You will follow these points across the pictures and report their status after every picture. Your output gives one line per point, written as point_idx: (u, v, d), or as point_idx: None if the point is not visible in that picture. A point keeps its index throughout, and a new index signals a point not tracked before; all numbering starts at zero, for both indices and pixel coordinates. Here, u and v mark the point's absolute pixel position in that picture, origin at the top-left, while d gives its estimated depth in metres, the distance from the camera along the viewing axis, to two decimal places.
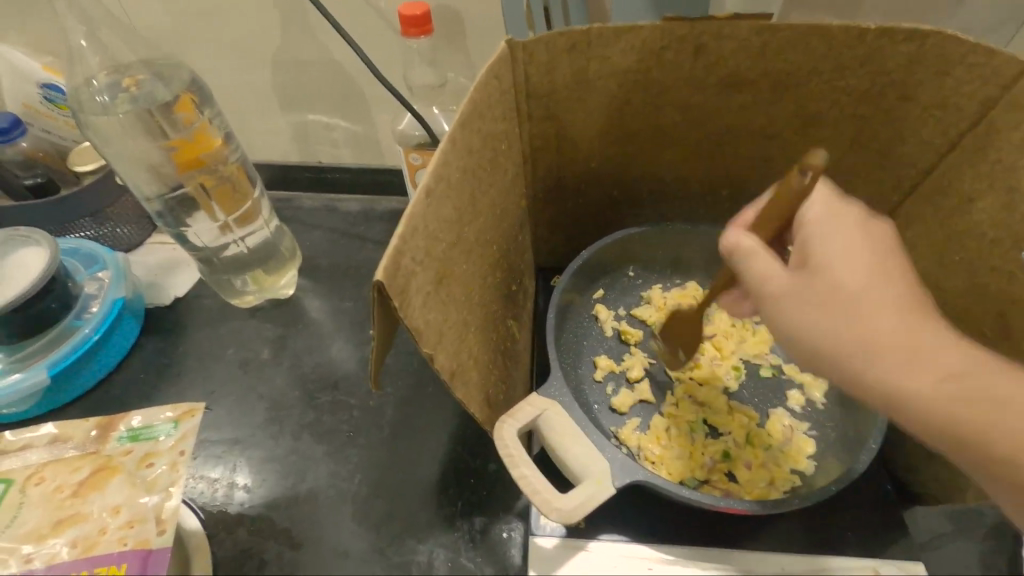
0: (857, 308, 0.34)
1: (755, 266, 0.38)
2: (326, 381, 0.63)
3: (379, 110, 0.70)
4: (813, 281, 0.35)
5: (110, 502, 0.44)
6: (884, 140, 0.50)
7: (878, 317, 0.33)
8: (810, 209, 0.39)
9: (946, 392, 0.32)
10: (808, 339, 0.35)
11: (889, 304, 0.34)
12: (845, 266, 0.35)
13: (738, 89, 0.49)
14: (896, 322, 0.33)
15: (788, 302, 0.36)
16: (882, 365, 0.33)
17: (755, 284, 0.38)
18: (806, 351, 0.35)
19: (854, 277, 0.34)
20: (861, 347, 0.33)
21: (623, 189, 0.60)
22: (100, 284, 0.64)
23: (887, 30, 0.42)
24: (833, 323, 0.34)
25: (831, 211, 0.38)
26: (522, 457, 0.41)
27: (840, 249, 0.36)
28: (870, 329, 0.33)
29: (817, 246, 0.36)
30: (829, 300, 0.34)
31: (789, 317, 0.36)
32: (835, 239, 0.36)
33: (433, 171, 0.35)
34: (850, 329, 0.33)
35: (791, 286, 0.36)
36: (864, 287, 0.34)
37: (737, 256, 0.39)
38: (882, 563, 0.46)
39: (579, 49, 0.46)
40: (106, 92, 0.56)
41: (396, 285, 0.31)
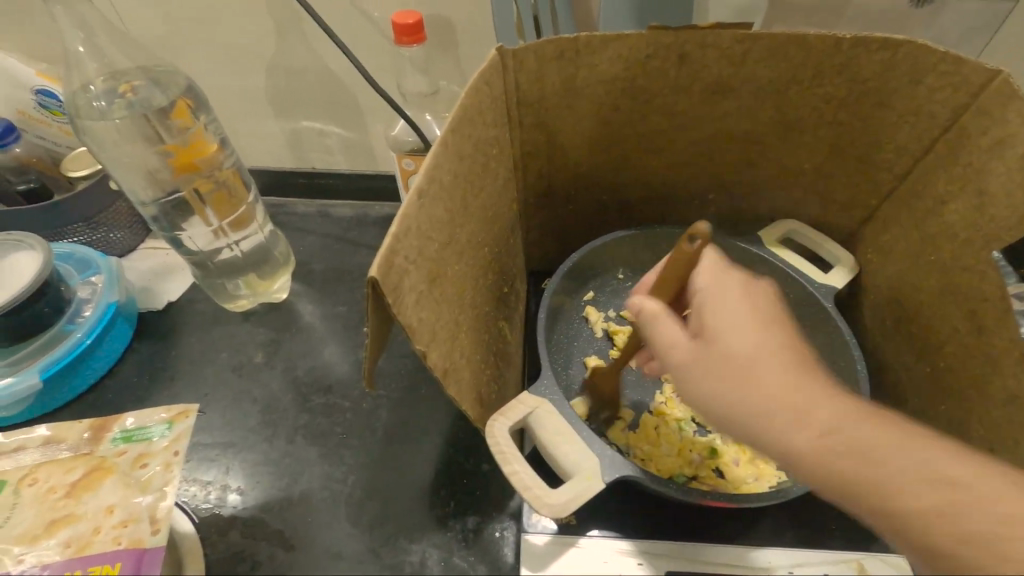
0: (750, 372, 0.33)
1: (660, 333, 0.38)
2: (320, 384, 0.64)
3: (372, 116, 0.71)
4: (708, 350, 0.35)
5: (104, 502, 0.45)
6: (863, 145, 0.51)
7: (765, 381, 0.33)
8: (702, 276, 0.39)
9: (855, 464, 0.32)
10: (720, 406, 0.34)
11: (773, 369, 0.33)
12: (735, 332, 0.35)
13: (721, 97, 0.50)
14: (781, 379, 0.33)
15: (692, 375, 0.35)
16: (776, 433, 0.32)
17: (660, 350, 0.38)
18: (716, 416, 0.34)
19: (745, 338, 0.34)
20: (754, 411, 0.33)
21: (612, 194, 0.61)
22: (94, 288, 0.65)
23: (862, 40, 0.44)
24: (734, 393, 0.33)
25: (716, 275, 0.39)
26: (513, 454, 0.42)
27: (728, 313, 0.36)
28: (762, 391, 0.33)
29: (708, 313, 0.36)
30: (728, 371, 0.34)
31: (692, 384, 0.35)
32: (721, 302, 0.37)
33: (425, 173, 0.36)
34: (742, 397, 0.33)
35: (692, 353, 0.36)
36: (737, 348, 0.34)
37: (644, 322, 0.39)
38: (867, 556, 0.47)
39: (567, 57, 0.47)
40: (103, 98, 0.56)
41: (390, 282, 0.32)
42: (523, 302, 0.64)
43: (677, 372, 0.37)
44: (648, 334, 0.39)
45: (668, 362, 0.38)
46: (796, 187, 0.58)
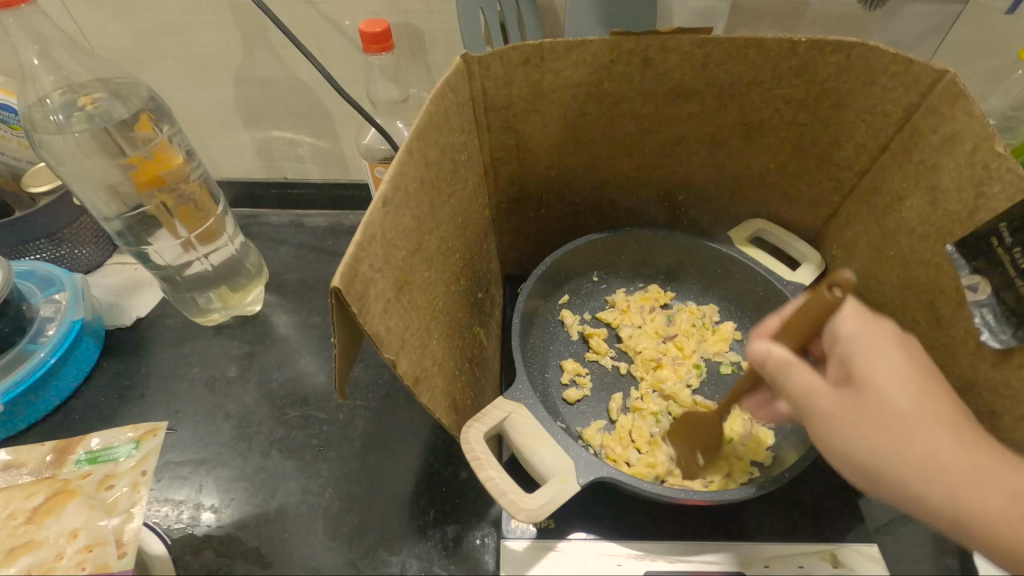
0: (902, 429, 0.34)
1: (794, 381, 0.37)
2: (295, 396, 0.63)
3: (343, 124, 0.71)
4: (863, 403, 0.35)
5: (67, 527, 0.43)
6: (825, 145, 0.53)
7: (934, 437, 0.34)
8: (847, 324, 0.37)
9: (956, 502, 0.34)
10: (869, 458, 0.35)
11: (937, 426, 0.34)
12: (902, 390, 0.35)
13: (685, 100, 0.51)
14: (951, 439, 0.34)
15: (833, 427, 0.35)
16: (959, 487, 0.34)
17: (794, 398, 0.37)
18: (856, 468, 0.36)
19: (900, 395, 0.35)
20: (919, 467, 0.34)
21: (583, 198, 0.62)
22: (57, 306, 0.63)
23: (817, 42, 0.45)
24: (897, 446, 0.34)
25: (864, 324, 0.37)
26: (488, 459, 0.42)
27: (885, 368, 0.35)
28: (917, 447, 0.34)
29: (861, 364, 0.36)
30: (882, 425, 0.34)
31: (845, 440, 0.35)
32: (879, 358, 0.36)
33: (389, 181, 0.36)
34: (906, 453, 0.34)
35: (839, 405, 0.35)
36: (918, 414, 0.34)
37: (769, 366, 0.38)
38: (840, 546, 0.49)
39: (532, 64, 0.48)
40: (60, 111, 0.55)
41: (355, 291, 0.32)
42: (499, 307, 0.64)
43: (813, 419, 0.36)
44: (778, 380, 0.38)
45: (799, 407, 0.37)
46: (763, 187, 0.59)
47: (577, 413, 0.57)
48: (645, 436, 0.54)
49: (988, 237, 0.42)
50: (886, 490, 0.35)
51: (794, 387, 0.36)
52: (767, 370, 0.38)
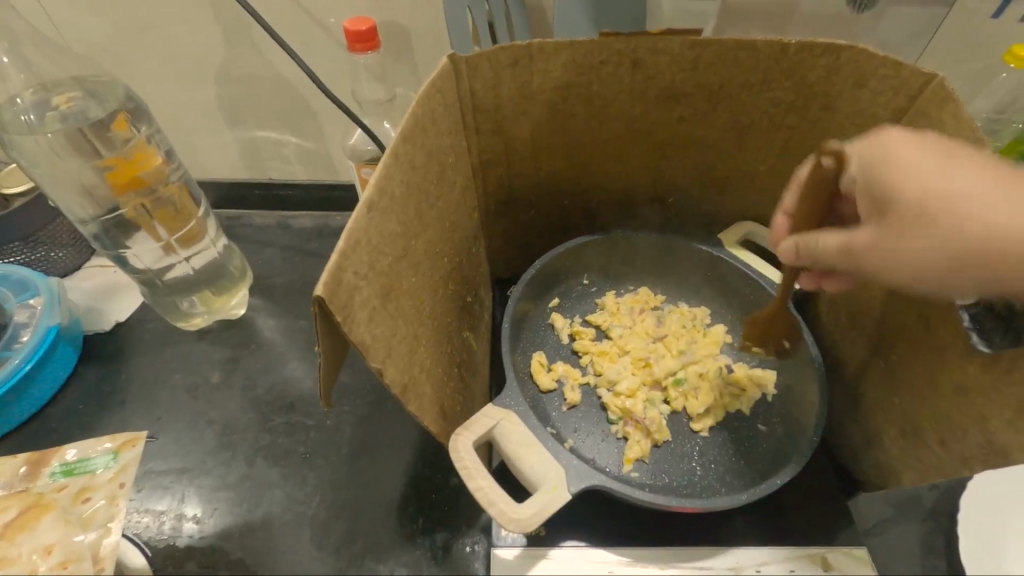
0: (931, 221, 0.35)
1: (821, 242, 0.41)
2: (280, 402, 0.61)
3: (329, 125, 0.70)
4: (896, 216, 0.36)
5: (41, 542, 0.41)
6: (814, 147, 0.53)
7: (974, 211, 0.34)
8: (869, 150, 0.38)
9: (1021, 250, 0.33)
10: (911, 247, 0.36)
11: (965, 191, 0.34)
12: (962, 196, 0.34)
13: (676, 101, 0.51)
14: (1009, 208, 0.34)
15: (877, 250, 0.38)
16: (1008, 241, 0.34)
17: (837, 263, 0.41)
18: (914, 280, 0.37)
19: (937, 185, 0.35)
20: (999, 247, 0.34)
21: (574, 199, 0.61)
22: (32, 311, 0.60)
23: (806, 45, 0.45)
24: (962, 217, 0.34)
25: (886, 148, 0.37)
26: (477, 469, 0.41)
27: (905, 163, 0.36)
28: (987, 221, 0.34)
29: (886, 185, 0.37)
30: (911, 220, 0.36)
31: (896, 241, 0.37)
32: (903, 170, 0.36)
33: (374, 185, 0.35)
34: (946, 231, 0.34)
35: (869, 238, 0.38)
36: (1002, 201, 0.34)
37: (802, 255, 0.43)
38: (830, 550, 0.48)
39: (521, 64, 0.47)
40: (32, 111, 0.53)
41: (339, 300, 0.31)
42: (489, 310, 0.64)
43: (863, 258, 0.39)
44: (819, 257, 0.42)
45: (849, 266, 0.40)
46: (754, 189, 0.59)
47: (568, 418, 0.56)
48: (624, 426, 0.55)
49: None
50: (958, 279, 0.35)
51: (823, 244, 0.41)
52: (805, 252, 0.42)
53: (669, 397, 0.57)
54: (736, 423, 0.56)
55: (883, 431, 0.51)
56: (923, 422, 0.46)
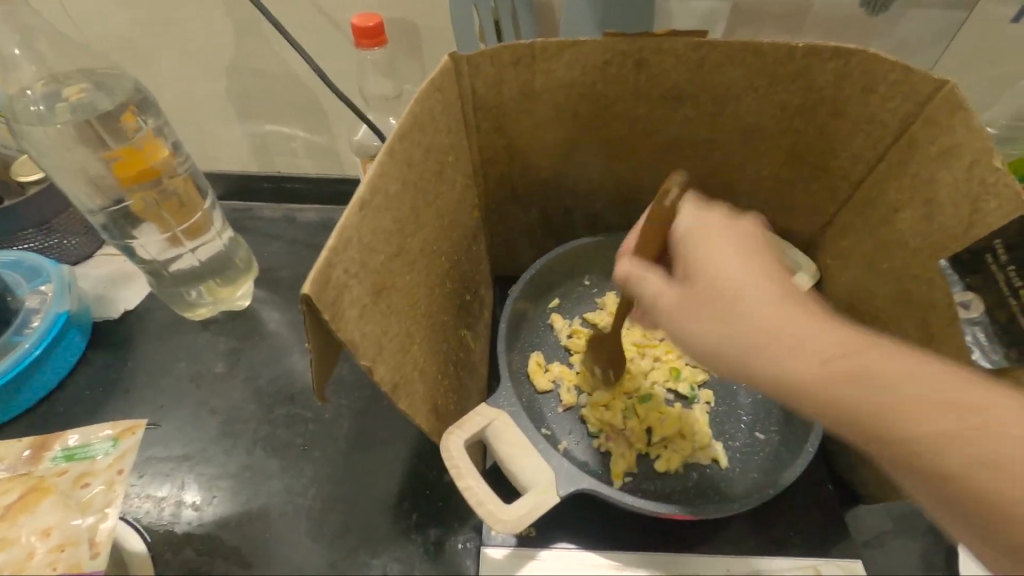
0: (734, 300, 0.33)
1: (645, 286, 0.38)
2: (282, 394, 0.62)
3: (336, 120, 0.70)
4: (694, 289, 0.35)
5: (40, 525, 0.43)
6: (821, 152, 0.51)
7: (762, 299, 0.33)
8: (685, 219, 0.40)
9: (780, 374, 0.31)
10: (724, 351, 0.33)
11: (770, 292, 0.33)
12: (719, 262, 0.35)
13: (680, 103, 0.50)
14: (774, 304, 0.32)
15: (678, 312, 0.35)
16: (770, 351, 0.31)
17: (650, 304, 0.38)
18: (707, 343, 0.34)
19: (736, 288, 0.33)
20: (785, 344, 0.31)
21: (576, 199, 0.61)
22: (43, 298, 0.62)
23: (813, 48, 0.44)
24: (755, 304, 0.33)
25: (699, 217, 0.39)
26: (468, 468, 0.41)
27: (709, 252, 0.36)
28: (754, 339, 0.32)
29: (698, 255, 0.36)
30: (716, 303, 0.34)
31: (707, 340, 0.33)
32: (704, 241, 0.37)
33: (368, 183, 0.35)
34: (737, 330, 0.32)
35: (677, 299, 0.36)
36: (751, 290, 0.33)
37: (630, 286, 0.39)
38: (824, 562, 0.48)
39: (523, 63, 0.46)
40: (42, 102, 0.54)
41: (328, 298, 0.31)
42: (489, 309, 0.63)
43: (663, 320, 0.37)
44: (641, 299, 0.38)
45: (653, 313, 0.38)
46: (760, 195, 0.58)
47: (565, 420, 0.56)
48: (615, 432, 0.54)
49: (982, 255, 0.40)
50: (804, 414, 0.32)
51: (642, 290, 0.38)
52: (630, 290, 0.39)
53: (637, 410, 0.55)
54: (730, 431, 0.56)
55: None
56: None
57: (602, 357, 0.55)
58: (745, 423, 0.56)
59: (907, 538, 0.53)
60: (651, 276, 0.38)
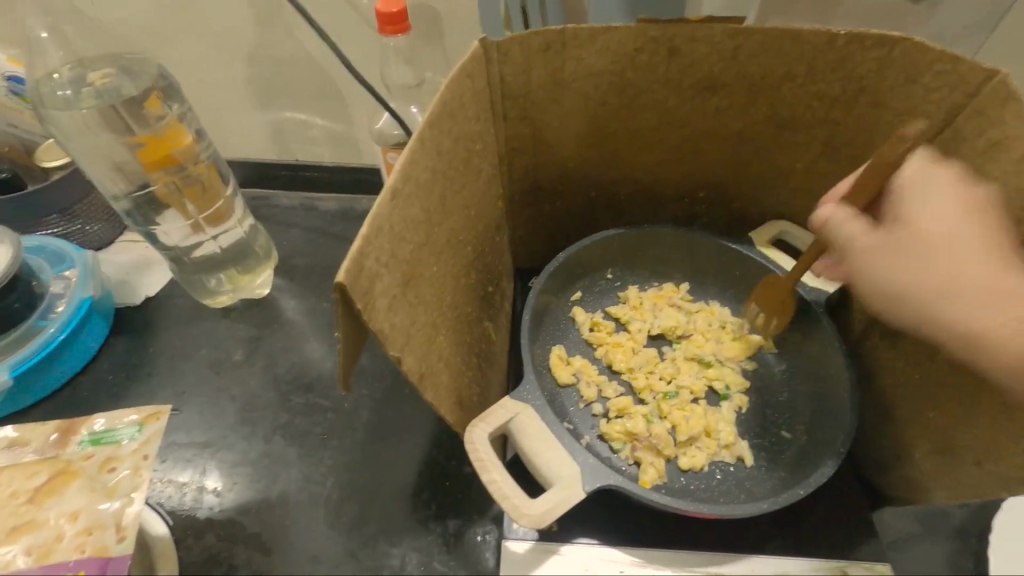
0: (939, 255, 0.38)
1: (841, 229, 0.42)
2: (300, 382, 0.62)
3: (357, 108, 0.69)
4: (901, 237, 0.40)
5: (68, 508, 0.43)
6: (858, 145, 0.50)
7: (961, 260, 0.37)
8: (906, 173, 0.42)
9: (986, 327, 0.36)
10: (912, 297, 0.39)
11: (978, 254, 0.37)
12: (936, 218, 0.39)
13: (714, 93, 0.49)
14: (984, 270, 0.37)
15: (874, 258, 0.40)
16: (980, 307, 0.36)
17: (840, 245, 0.43)
18: (892, 281, 0.39)
19: (950, 241, 0.38)
20: (1011, 303, 0.36)
21: (601, 190, 0.60)
22: (67, 283, 0.62)
23: (857, 35, 0.42)
24: (964, 264, 0.37)
25: (926, 172, 0.41)
26: (492, 461, 0.41)
27: (940, 204, 0.39)
28: (963, 291, 0.37)
29: (928, 202, 0.40)
30: (917, 255, 0.39)
31: (901, 285, 0.39)
32: (931, 195, 0.40)
33: (399, 170, 0.35)
34: (932, 281, 0.38)
35: (877, 240, 0.41)
36: (962, 247, 0.38)
37: (823, 224, 0.44)
38: (851, 563, 0.47)
39: (553, 50, 0.45)
40: (68, 87, 0.54)
41: (360, 287, 0.31)
42: (509, 301, 0.63)
43: (853, 259, 0.42)
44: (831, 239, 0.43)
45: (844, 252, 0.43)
46: (791, 189, 0.56)
47: (586, 414, 0.55)
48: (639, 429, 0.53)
49: None
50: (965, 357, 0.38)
51: (841, 233, 0.42)
52: (828, 234, 0.44)
53: (661, 410, 0.55)
54: (758, 429, 0.55)
55: (915, 444, 0.48)
56: (959, 438, 0.44)
57: (772, 299, 0.55)
58: (769, 421, 0.55)
59: (934, 540, 0.51)
60: (843, 220, 0.42)
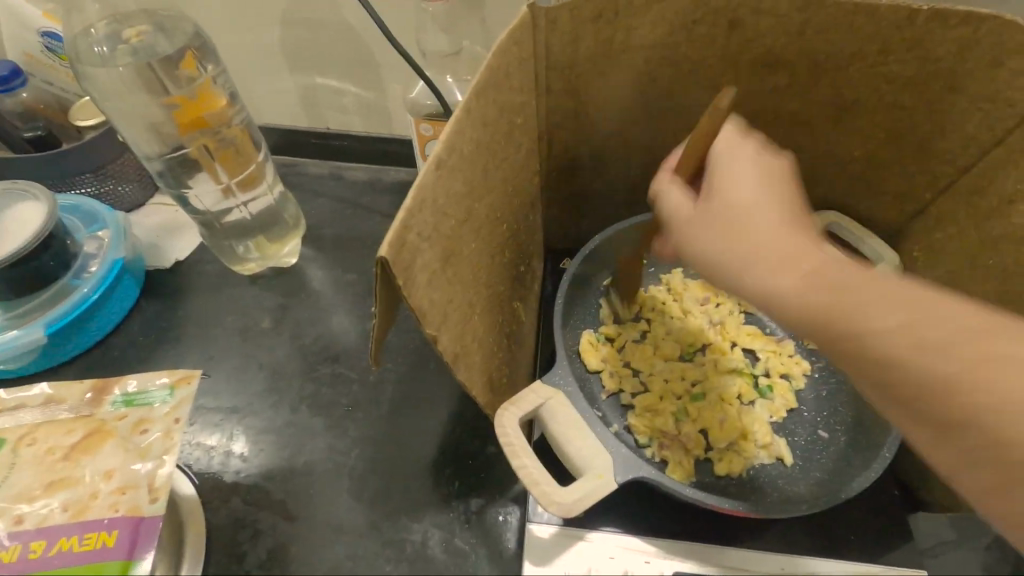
0: (744, 215, 0.34)
1: (668, 202, 0.39)
2: (327, 353, 0.62)
3: (390, 76, 0.67)
4: (711, 204, 0.36)
5: (103, 467, 0.43)
6: (924, 134, 0.47)
7: (763, 219, 0.34)
8: (721, 142, 0.40)
9: (774, 281, 0.32)
10: (740, 266, 0.33)
11: (773, 211, 0.34)
12: (738, 182, 0.36)
13: (772, 70, 0.46)
14: (774, 223, 0.33)
15: (693, 228, 0.36)
16: (771, 264, 0.32)
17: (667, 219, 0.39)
18: (703, 252, 0.35)
19: (744, 202, 0.35)
20: (796, 262, 0.32)
21: (642, 170, 0.57)
22: (100, 244, 0.62)
23: (940, 12, 0.39)
24: (759, 220, 0.34)
25: (733, 140, 0.39)
26: (523, 447, 0.40)
27: (735, 174, 0.37)
28: (771, 258, 0.32)
29: (720, 172, 0.37)
30: (726, 222, 0.35)
31: (719, 253, 0.34)
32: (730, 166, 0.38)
33: (445, 141, 0.33)
34: (732, 241, 0.34)
35: (692, 212, 0.37)
36: (761, 212, 0.34)
37: (656, 196, 0.41)
38: (883, 569, 0.45)
39: (605, 19, 0.43)
40: (105, 43, 0.54)
41: (402, 262, 0.30)
42: (539, 281, 0.61)
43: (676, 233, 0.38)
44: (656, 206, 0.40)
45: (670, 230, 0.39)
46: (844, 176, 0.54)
47: (616, 404, 0.54)
48: (669, 423, 0.51)
49: None
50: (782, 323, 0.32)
51: (665, 203, 0.39)
52: (660, 208, 0.40)
53: (689, 411, 0.53)
54: (792, 427, 0.53)
55: None
56: None
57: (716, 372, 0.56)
58: (806, 419, 0.54)
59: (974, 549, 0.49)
60: (672, 192, 0.39)
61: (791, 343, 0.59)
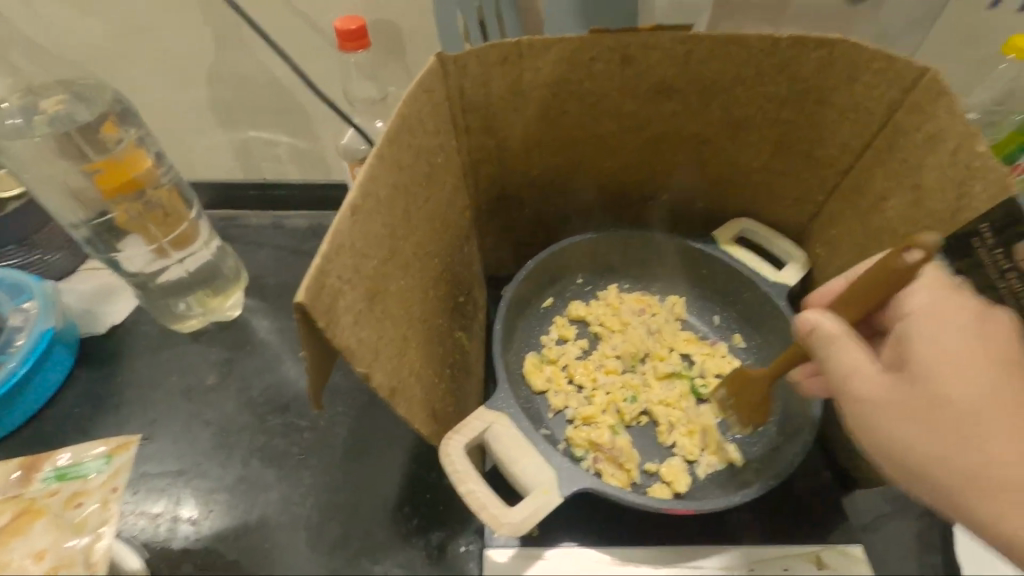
0: (963, 423, 0.33)
1: (838, 356, 0.38)
2: (276, 403, 0.61)
3: (322, 125, 0.69)
4: (915, 392, 0.35)
5: (33, 548, 0.41)
6: (808, 142, 0.52)
7: (1000, 434, 0.33)
8: (928, 301, 0.38)
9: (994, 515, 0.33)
10: (932, 466, 0.34)
11: (1002, 419, 0.33)
12: (953, 377, 0.34)
13: (668, 97, 0.50)
14: (1009, 448, 0.33)
15: (878, 409, 0.36)
16: (973, 487, 0.33)
17: (835, 377, 0.38)
18: (899, 442, 0.35)
19: (985, 408, 0.33)
20: (1004, 488, 0.32)
21: (566, 195, 0.60)
22: (26, 315, 0.59)
23: (798, 39, 0.44)
24: (982, 441, 0.33)
25: (942, 307, 0.38)
26: (469, 474, 0.41)
27: (943, 355, 0.35)
28: (1000, 479, 0.33)
29: (933, 347, 0.36)
30: (946, 423, 0.34)
31: (926, 454, 0.34)
32: (942, 333, 0.36)
33: (359, 187, 0.35)
34: (949, 437, 0.34)
35: (882, 391, 0.36)
36: (996, 428, 0.33)
37: (816, 341, 0.39)
38: (825, 549, 0.48)
39: (511, 62, 0.46)
40: (18, 116, 0.55)
41: (322, 305, 0.31)
42: (482, 309, 0.63)
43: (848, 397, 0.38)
44: (822, 354, 0.39)
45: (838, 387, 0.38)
46: (748, 188, 0.58)
47: (562, 420, 0.56)
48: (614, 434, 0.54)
49: (969, 238, 0.42)
50: (920, 489, 0.35)
51: (840, 361, 0.37)
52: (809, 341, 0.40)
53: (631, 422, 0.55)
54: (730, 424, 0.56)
55: None
56: None
57: (748, 406, 0.52)
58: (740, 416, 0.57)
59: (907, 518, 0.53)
60: (843, 348, 0.37)
61: (722, 344, 0.62)
